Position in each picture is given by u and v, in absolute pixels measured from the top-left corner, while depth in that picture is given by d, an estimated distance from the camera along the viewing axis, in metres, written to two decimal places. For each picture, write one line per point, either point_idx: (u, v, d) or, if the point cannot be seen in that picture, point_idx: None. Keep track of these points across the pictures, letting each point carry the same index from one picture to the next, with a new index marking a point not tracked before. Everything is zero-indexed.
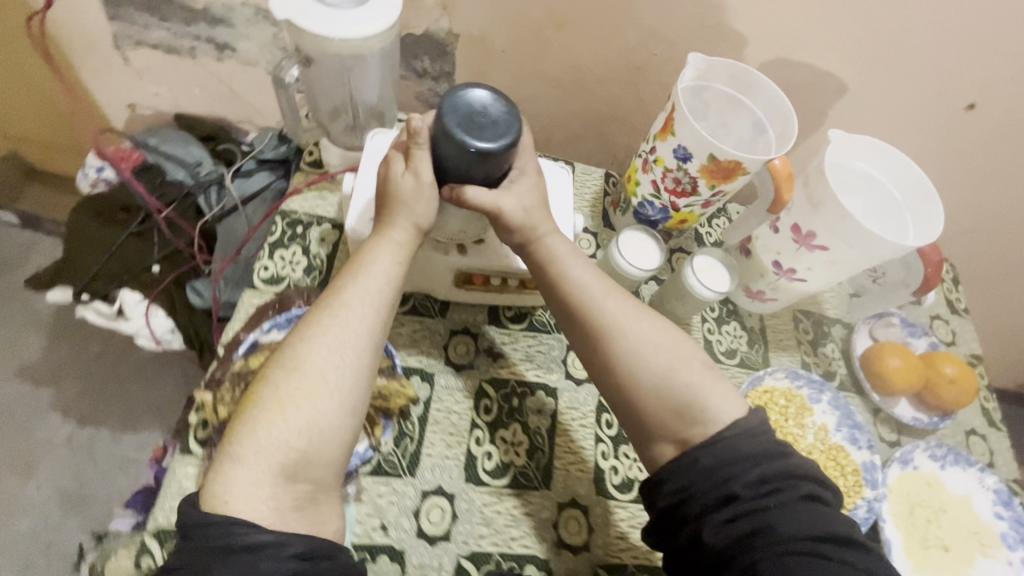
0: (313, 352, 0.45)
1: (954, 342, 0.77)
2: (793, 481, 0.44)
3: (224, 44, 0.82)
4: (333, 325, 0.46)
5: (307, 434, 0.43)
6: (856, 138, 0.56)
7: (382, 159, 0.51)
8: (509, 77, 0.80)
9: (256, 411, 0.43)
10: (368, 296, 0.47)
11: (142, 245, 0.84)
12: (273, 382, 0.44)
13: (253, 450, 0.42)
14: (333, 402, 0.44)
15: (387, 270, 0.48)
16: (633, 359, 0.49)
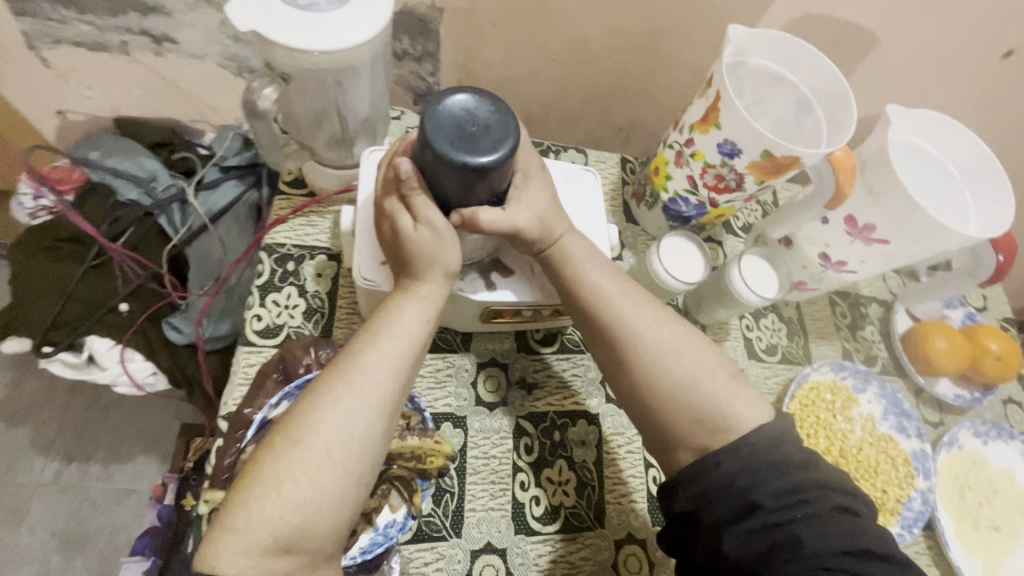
0: (314, 416, 0.36)
1: (984, 308, 0.74)
2: (821, 490, 0.38)
3: (161, 36, 0.68)
4: (351, 392, 0.36)
5: (304, 511, 0.34)
6: (914, 112, 0.50)
7: (377, 209, 0.42)
8: (504, 54, 0.69)
9: (247, 487, 0.34)
10: (391, 358, 0.38)
11: (104, 282, 0.74)
12: (273, 452, 0.35)
13: (244, 528, 0.33)
14: (337, 479, 0.35)
15: (407, 324, 0.39)
16: (683, 382, 0.42)
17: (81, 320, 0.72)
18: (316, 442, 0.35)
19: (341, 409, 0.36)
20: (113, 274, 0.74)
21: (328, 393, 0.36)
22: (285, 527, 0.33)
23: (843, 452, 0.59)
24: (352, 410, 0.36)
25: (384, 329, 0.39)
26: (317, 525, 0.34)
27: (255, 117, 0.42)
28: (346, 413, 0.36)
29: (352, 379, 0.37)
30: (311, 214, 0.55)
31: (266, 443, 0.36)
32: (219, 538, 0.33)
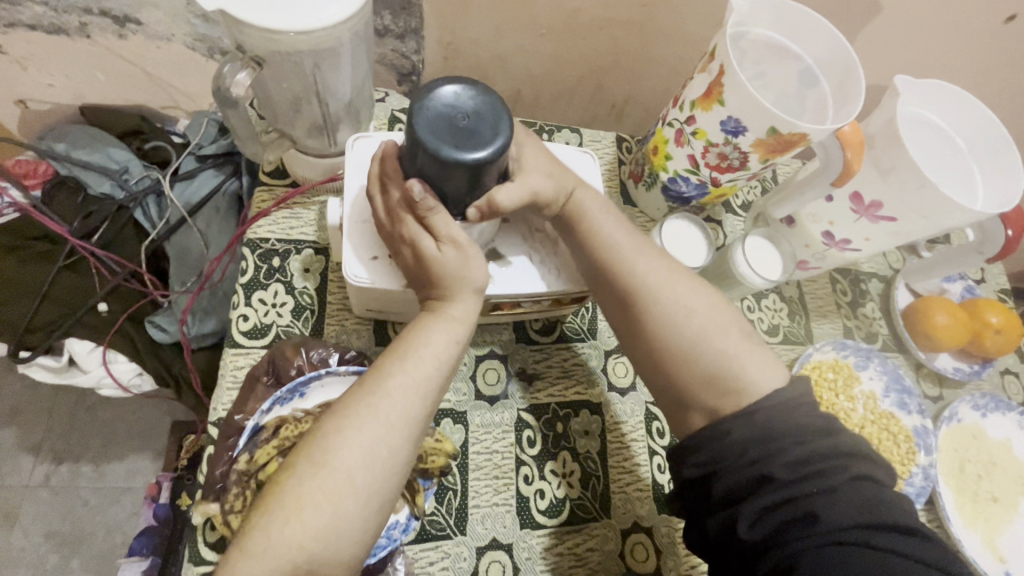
0: (336, 434, 0.34)
1: (982, 280, 0.73)
2: (839, 460, 0.37)
3: (123, 16, 0.64)
4: (377, 411, 0.35)
5: (325, 537, 0.32)
6: (924, 82, 0.48)
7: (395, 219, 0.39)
8: (491, 29, 0.66)
9: (269, 509, 0.32)
10: (418, 379, 0.36)
11: (79, 281, 0.71)
12: (297, 473, 0.33)
13: (263, 555, 0.31)
14: (359, 505, 0.33)
15: (439, 350, 0.37)
16: (695, 342, 0.41)
17: (58, 322, 0.69)
18: (340, 466, 0.33)
19: (366, 428, 0.34)
20: (88, 271, 0.71)
21: (355, 412, 0.35)
22: (303, 553, 0.32)
23: None
24: (378, 432, 0.34)
25: (412, 348, 0.37)
26: (340, 549, 0.33)
27: (228, 105, 0.39)
28: (373, 435, 0.34)
29: (379, 397, 0.35)
30: (295, 206, 0.52)
31: (289, 463, 0.34)
32: (236, 560, 0.31)
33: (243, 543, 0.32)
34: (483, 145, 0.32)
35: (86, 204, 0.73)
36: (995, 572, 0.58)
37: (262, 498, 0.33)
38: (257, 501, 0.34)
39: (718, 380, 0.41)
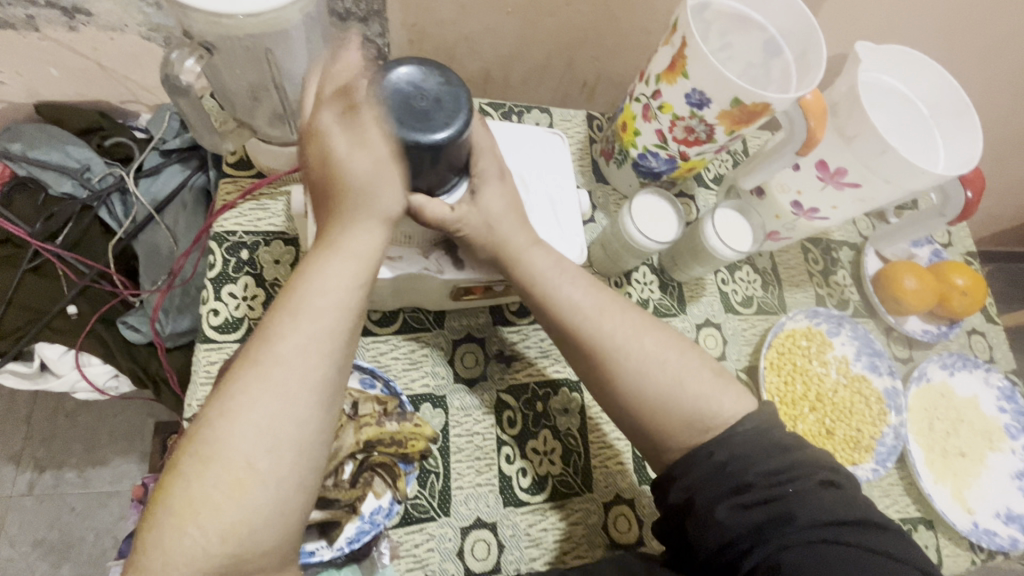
0: (222, 424, 0.32)
1: (949, 244, 0.75)
2: (806, 469, 0.39)
3: (74, 8, 0.61)
4: (261, 385, 0.33)
5: (231, 534, 0.31)
6: (885, 48, 0.49)
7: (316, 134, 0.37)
8: (456, 9, 0.64)
9: (161, 514, 0.31)
10: (304, 346, 0.35)
11: (46, 284, 0.69)
12: (184, 474, 0.32)
13: (165, 563, 0.30)
14: (265, 490, 0.32)
15: (332, 311, 0.36)
16: (641, 377, 0.42)
17: (26, 328, 0.67)
18: (234, 455, 0.32)
19: (254, 409, 0.33)
20: (55, 274, 0.69)
21: (239, 394, 0.33)
22: (214, 555, 0.31)
23: (819, 395, 0.60)
24: (268, 409, 0.33)
25: (290, 313, 0.35)
26: (253, 538, 0.32)
27: (179, 94, 0.38)
28: (257, 415, 0.33)
29: (261, 375, 0.34)
30: (261, 197, 0.51)
31: (174, 462, 0.32)
32: (140, 573, 0.30)
33: (142, 554, 0.30)
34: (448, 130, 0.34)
35: (47, 206, 0.71)
36: (963, 522, 0.61)
37: (150, 506, 0.32)
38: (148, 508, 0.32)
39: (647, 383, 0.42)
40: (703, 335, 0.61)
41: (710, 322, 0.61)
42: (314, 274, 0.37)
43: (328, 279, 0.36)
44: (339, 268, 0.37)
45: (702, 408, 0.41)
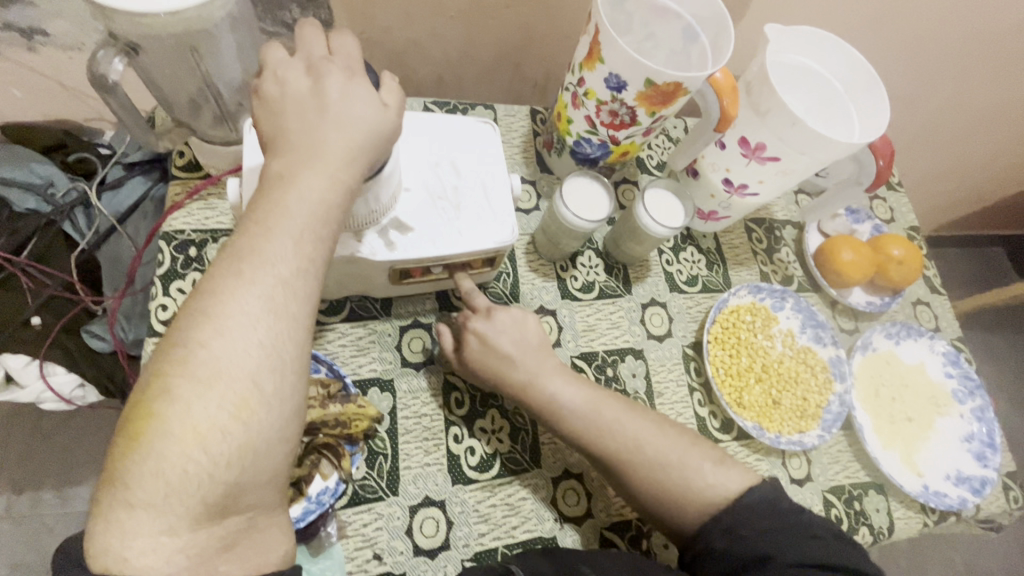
0: (215, 338, 0.28)
1: (892, 220, 0.77)
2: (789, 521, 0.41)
3: (29, 29, 0.63)
4: (247, 295, 0.29)
5: (239, 461, 0.28)
6: (795, 29, 0.52)
7: (270, 69, 0.34)
8: (398, 15, 0.65)
9: (152, 444, 0.26)
10: (294, 254, 0.31)
11: (9, 297, 0.69)
12: (177, 397, 0.27)
13: (164, 498, 0.26)
14: (273, 415, 0.29)
15: (312, 225, 0.32)
16: (650, 450, 0.45)
17: None
18: (240, 372, 0.28)
19: (247, 324, 0.29)
20: (19, 287, 0.70)
21: (225, 307, 0.29)
22: (217, 486, 0.27)
23: (764, 366, 0.62)
24: (268, 325, 0.29)
25: (273, 218, 0.31)
26: (261, 464, 0.28)
27: (109, 94, 0.39)
28: (255, 329, 0.29)
29: (249, 286, 0.29)
30: (209, 197, 0.53)
31: (156, 384, 0.27)
32: (131, 512, 0.26)
33: (131, 489, 0.26)
34: (372, 101, 0.34)
35: (12, 221, 0.72)
36: (913, 485, 0.62)
37: (128, 439, 0.26)
38: (119, 440, 0.27)
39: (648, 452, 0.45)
40: (649, 313, 0.63)
41: (656, 301, 0.63)
42: (288, 177, 0.32)
43: (311, 184, 0.32)
44: (321, 173, 0.32)
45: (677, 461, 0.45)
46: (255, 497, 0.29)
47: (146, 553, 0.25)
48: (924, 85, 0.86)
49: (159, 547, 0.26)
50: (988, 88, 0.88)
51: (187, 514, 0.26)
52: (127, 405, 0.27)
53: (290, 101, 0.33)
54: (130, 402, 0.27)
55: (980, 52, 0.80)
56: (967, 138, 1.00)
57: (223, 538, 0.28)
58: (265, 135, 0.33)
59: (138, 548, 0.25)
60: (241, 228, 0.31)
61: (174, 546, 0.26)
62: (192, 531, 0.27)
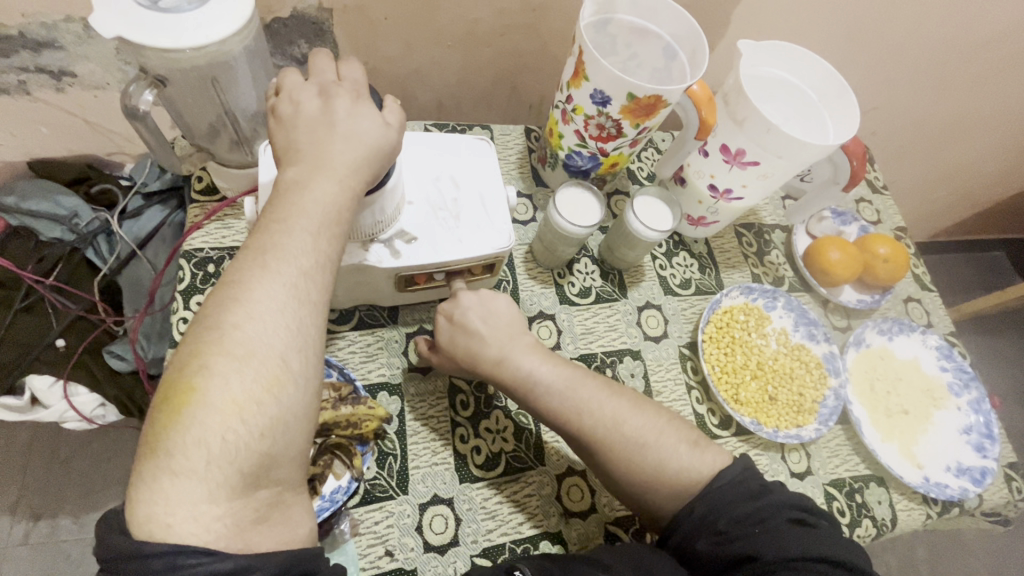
0: (246, 321, 0.31)
1: (879, 221, 0.80)
2: (774, 507, 0.42)
3: (60, 71, 0.67)
4: (273, 282, 0.32)
5: (270, 433, 0.30)
6: (767, 45, 0.55)
7: (285, 92, 0.38)
8: (398, 45, 0.70)
9: (194, 414, 0.28)
10: (312, 248, 0.34)
11: (36, 321, 0.74)
12: (215, 372, 0.29)
13: (205, 466, 0.28)
14: (300, 393, 0.31)
15: (324, 226, 0.35)
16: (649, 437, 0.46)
17: (15, 363, 0.72)
18: (269, 352, 0.31)
19: (275, 309, 0.32)
20: (45, 311, 0.75)
21: (254, 295, 0.32)
22: (253, 456, 0.29)
23: (759, 364, 0.64)
24: (293, 310, 0.32)
25: (291, 217, 0.34)
26: (288, 439, 0.31)
27: (139, 122, 0.43)
28: (282, 314, 0.32)
29: (274, 276, 0.32)
30: (225, 217, 0.57)
31: (193, 363, 0.30)
32: (173, 480, 0.27)
33: (174, 457, 0.28)
34: (374, 117, 0.38)
35: (39, 249, 0.77)
36: (913, 477, 0.62)
37: (169, 412, 0.29)
38: (160, 414, 0.29)
39: (643, 440, 0.46)
40: (645, 315, 0.65)
41: (651, 304, 0.66)
42: (303, 185, 0.35)
43: (323, 192, 0.35)
44: (331, 181, 0.36)
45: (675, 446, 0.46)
46: (283, 472, 0.31)
47: (188, 520, 0.27)
48: (904, 94, 0.89)
49: (199, 514, 0.27)
50: (966, 95, 0.91)
51: (225, 485, 0.28)
52: (166, 383, 0.30)
53: (302, 120, 0.37)
54: (170, 381, 0.30)
55: (957, 60, 0.84)
56: (950, 143, 1.03)
57: (257, 510, 0.29)
58: (283, 151, 0.37)
59: (181, 516, 0.27)
60: (262, 229, 0.34)
61: (213, 514, 0.28)
62: (230, 500, 0.28)
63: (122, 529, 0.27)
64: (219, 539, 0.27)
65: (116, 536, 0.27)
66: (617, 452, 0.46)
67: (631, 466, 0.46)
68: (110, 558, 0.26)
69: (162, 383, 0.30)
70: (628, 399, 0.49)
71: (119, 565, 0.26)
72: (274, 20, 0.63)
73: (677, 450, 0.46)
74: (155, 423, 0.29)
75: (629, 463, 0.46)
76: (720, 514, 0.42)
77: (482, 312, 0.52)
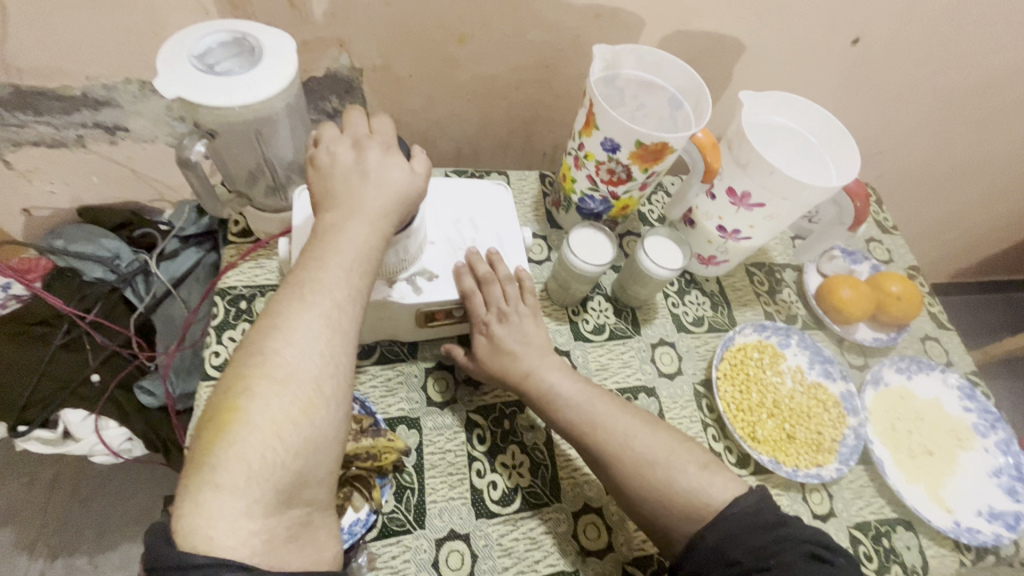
0: (286, 347, 0.34)
1: (891, 260, 0.81)
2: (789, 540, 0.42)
3: (114, 126, 0.74)
4: (310, 313, 0.35)
5: (304, 452, 0.32)
6: (767, 95, 0.59)
7: (324, 144, 0.42)
8: (422, 99, 0.75)
9: (238, 432, 0.31)
10: (346, 282, 0.37)
11: (75, 357, 0.78)
12: (258, 394, 0.32)
13: (245, 481, 0.30)
14: (331, 415, 0.34)
15: (356, 263, 0.38)
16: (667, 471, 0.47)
17: (52, 397, 0.76)
18: (307, 376, 0.33)
19: (313, 336, 0.34)
20: (83, 347, 0.79)
21: (294, 323, 0.34)
22: (288, 473, 0.31)
23: (776, 402, 0.64)
24: (328, 338, 0.35)
25: (328, 255, 0.37)
26: (320, 459, 0.33)
27: (189, 170, 0.48)
28: (318, 340, 0.34)
29: (312, 307, 0.35)
30: (259, 257, 0.61)
31: (239, 385, 0.32)
32: (217, 492, 0.29)
33: (218, 470, 0.30)
34: (403, 166, 0.42)
35: (82, 288, 0.82)
36: (942, 521, 0.60)
37: (215, 428, 0.31)
38: (206, 430, 0.31)
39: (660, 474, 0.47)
40: (659, 352, 0.66)
41: (665, 341, 0.67)
42: (340, 227, 0.38)
43: (357, 232, 0.38)
44: (364, 222, 0.39)
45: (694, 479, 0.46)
46: (312, 492, 0.33)
47: (228, 533, 0.29)
48: (909, 139, 0.92)
49: (237, 529, 0.29)
50: (971, 138, 0.94)
51: (262, 500, 0.30)
52: (213, 401, 0.32)
53: (339, 167, 0.41)
54: (215, 401, 0.32)
55: (958, 106, 0.86)
56: (960, 184, 1.05)
57: (288, 527, 0.31)
58: (321, 195, 0.41)
59: (221, 529, 0.29)
60: (301, 265, 0.37)
61: (250, 528, 0.29)
62: (265, 515, 0.30)
63: (166, 539, 0.29)
64: (255, 553, 0.29)
65: (161, 544, 0.29)
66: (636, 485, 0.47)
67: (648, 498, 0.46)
68: (156, 566, 0.28)
69: (207, 405, 0.32)
70: (646, 433, 0.49)
71: (162, 574, 0.28)
72: (310, 79, 0.69)
73: (695, 483, 0.46)
74: (199, 441, 0.31)
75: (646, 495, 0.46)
76: (735, 544, 0.42)
77: (520, 337, 0.54)
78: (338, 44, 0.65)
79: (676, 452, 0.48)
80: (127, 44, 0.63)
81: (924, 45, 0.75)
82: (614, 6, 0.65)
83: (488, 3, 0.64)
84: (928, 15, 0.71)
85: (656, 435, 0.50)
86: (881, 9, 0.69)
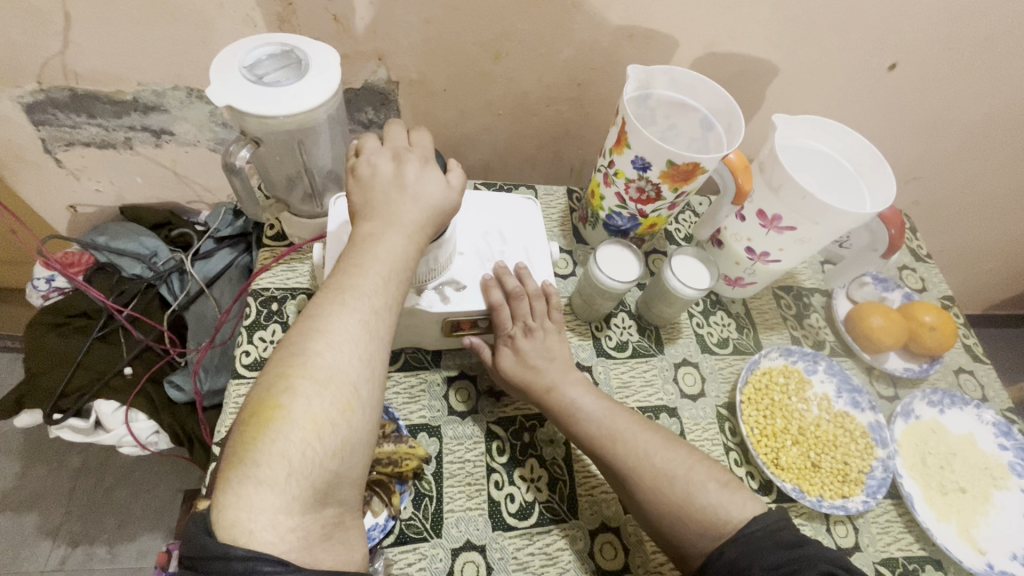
0: (325, 349, 0.35)
1: (924, 289, 0.79)
2: (807, 559, 0.41)
3: (160, 130, 0.77)
4: (349, 317, 0.36)
5: (340, 453, 0.33)
6: (800, 118, 0.59)
7: (367, 156, 0.44)
8: (454, 113, 0.77)
9: (280, 429, 0.32)
10: (383, 289, 0.38)
11: (111, 350, 0.81)
12: (300, 393, 0.33)
13: (285, 477, 0.31)
14: (365, 418, 0.35)
15: (391, 274, 0.39)
16: (690, 492, 0.46)
17: (87, 387, 0.79)
18: (346, 379, 0.34)
19: (351, 341, 0.36)
20: (119, 341, 0.82)
21: (333, 325, 0.36)
22: (325, 472, 0.32)
23: (801, 429, 0.62)
24: (364, 345, 0.36)
25: (367, 261, 0.39)
26: (351, 462, 0.34)
27: (233, 175, 0.50)
28: (356, 345, 0.36)
29: (351, 312, 0.36)
30: (292, 261, 0.62)
31: (280, 382, 0.33)
32: (257, 489, 0.30)
33: (259, 467, 0.31)
34: (441, 179, 0.44)
35: (120, 284, 0.85)
36: (974, 562, 0.58)
37: (256, 425, 0.32)
38: (247, 427, 0.32)
39: (682, 495, 0.46)
40: (682, 372, 0.66)
41: (688, 361, 0.67)
42: (378, 235, 0.40)
43: (394, 242, 0.40)
44: (400, 233, 0.40)
45: (718, 502, 0.45)
46: (345, 493, 0.34)
47: (267, 529, 0.30)
48: (946, 165, 0.90)
49: (277, 524, 0.30)
50: (1010, 167, 0.91)
51: (301, 496, 0.31)
52: (255, 399, 0.33)
53: (380, 178, 0.42)
54: (258, 397, 0.33)
55: (998, 134, 0.84)
56: (998, 215, 1.02)
57: (324, 524, 0.32)
58: (359, 204, 0.42)
59: (261, 523, 0.30)
60: (340, 271, 0.39)
61: (288, 525, 0.30)
62: (303, 513, 0.31)
63: (206, 531, 0.30)
64: (292, 550, 0.30)
65: (202, 538, 0.30)
66: (658, 506, 0.47)
67: (670, 519, 0.46)
68: (198, 557, 0.29)
69: (249, 403, 0.34)
70: (669, 454, 0.49)
71: (202, 565, 0.29)
72: (349, 90, 0.71)
73: (719, 507, 0.45)
74: (239, 437, 0.32)
75: (669, 516, 0.46)
76: (753, 560, 0.41)
77: (544, 353, 0.55)
78: (377, 57, 0.67)
79: (701, 473, 0.48)
80: (179, 53, 0.66)
81: (965, 73, 0.74)
82: (649, 26, 0.66)
83: (525, 22, 0.65)
84: (969, 43, 0.70)
85: (678, 456, 0.49)
86: (920, 36, 0.68)
